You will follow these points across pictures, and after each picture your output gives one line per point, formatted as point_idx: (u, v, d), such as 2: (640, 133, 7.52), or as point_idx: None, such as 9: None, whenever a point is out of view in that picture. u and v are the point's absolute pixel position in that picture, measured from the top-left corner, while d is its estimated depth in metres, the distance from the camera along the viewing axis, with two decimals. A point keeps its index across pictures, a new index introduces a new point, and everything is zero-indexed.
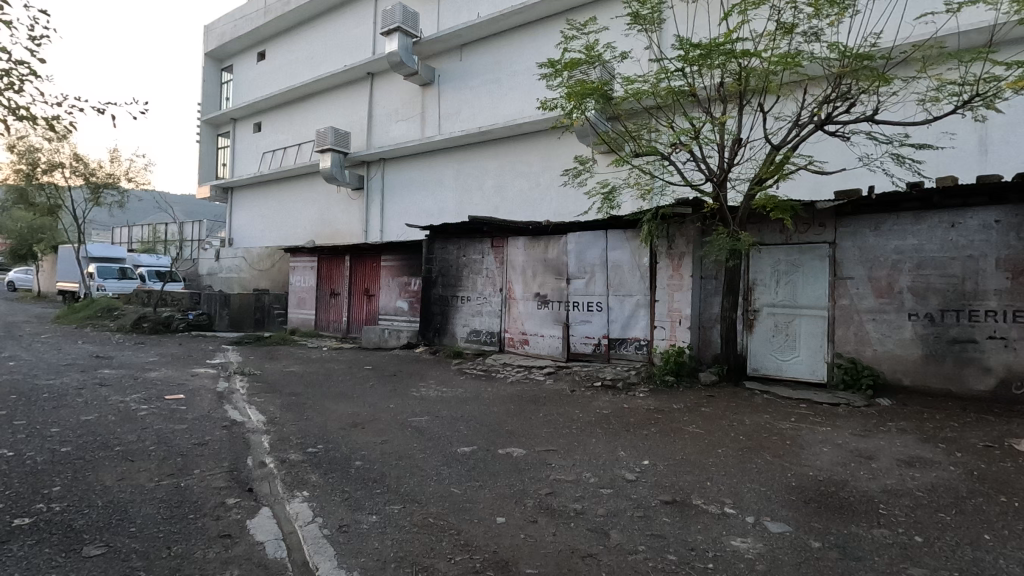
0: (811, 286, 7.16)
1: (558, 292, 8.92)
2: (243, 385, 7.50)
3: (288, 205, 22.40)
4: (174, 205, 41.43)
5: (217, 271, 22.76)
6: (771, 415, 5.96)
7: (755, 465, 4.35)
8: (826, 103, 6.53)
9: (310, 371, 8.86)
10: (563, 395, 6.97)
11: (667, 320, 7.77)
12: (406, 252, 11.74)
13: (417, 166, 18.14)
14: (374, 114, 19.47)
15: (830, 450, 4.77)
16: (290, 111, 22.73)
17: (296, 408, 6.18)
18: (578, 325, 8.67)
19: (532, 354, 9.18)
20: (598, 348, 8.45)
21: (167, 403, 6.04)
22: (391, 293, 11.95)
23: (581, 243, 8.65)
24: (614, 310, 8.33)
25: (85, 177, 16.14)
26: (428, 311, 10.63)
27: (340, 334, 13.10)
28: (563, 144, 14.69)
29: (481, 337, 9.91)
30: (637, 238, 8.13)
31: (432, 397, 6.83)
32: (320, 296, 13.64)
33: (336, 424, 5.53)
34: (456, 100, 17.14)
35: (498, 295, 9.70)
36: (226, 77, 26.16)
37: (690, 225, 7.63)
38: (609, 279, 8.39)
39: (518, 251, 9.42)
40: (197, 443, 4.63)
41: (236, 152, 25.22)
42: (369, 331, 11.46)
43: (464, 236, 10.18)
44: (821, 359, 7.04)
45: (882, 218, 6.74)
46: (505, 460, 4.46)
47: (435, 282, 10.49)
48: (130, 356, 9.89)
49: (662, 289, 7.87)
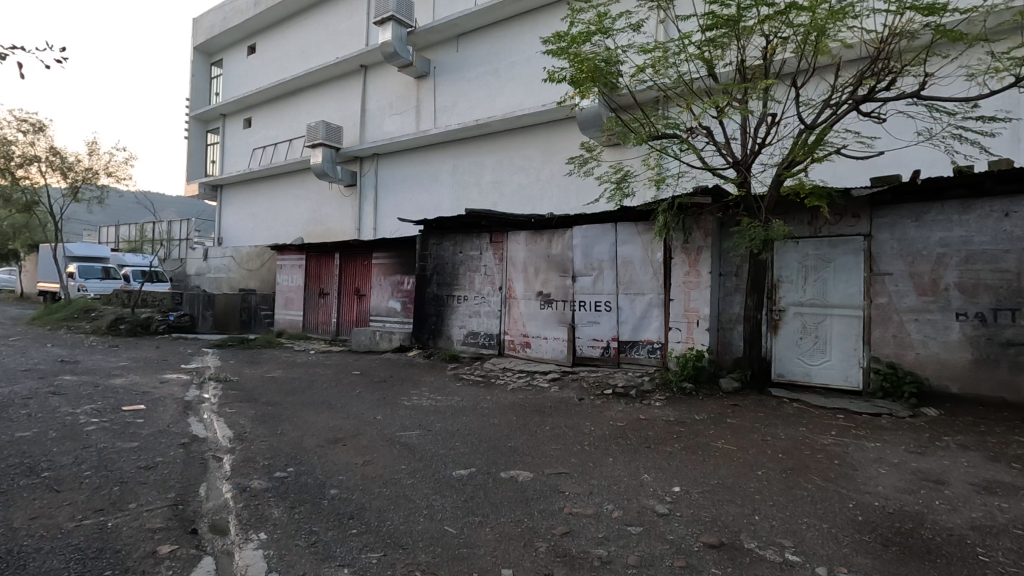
0: (844, 284, 6.49)
1: (562, 290, 8.22)
2: (215, 393, 6.77)
3: (278, 203, 21.66)
4: (163, 204, 40.62)
5: (205, 271, 22.03)
6: (808, 427, 5.27)
7: (806, 492, 3.66)
8: (865, 78, 5.84)
9: (293, 376, 8.13)
10: (571, 404, 6.27)
11: (683, 321, 7.11)
12: (400, 250, 11.05)
13: (412, 161, 17.45)
14: (367, 108, 18.76)
15: (888, 471, 4.09)
16: (281, 105, 22.00)
17: (271, 421, 5.46)
18: (585, 327, 7.96)
19: (534, 358, 8.47)
20: (607, 352, 7.74)
21: (123, 416, 5.31)
22: (383, 293, 11.23)
23: (587, 237, 7.96)
24: (624, 311, 7.63)
25: (63, 172, 15.40)
26: (422, 312, 9.93)
27: (329, 336, 12.37)
28: (565, 137, 14.01)
29: (478, 340, 9.20)
30: (649, 232, 7.46)
31: (424, 407, 6.11)
32: (308, 296, 12.91)
33: (313, 440, 4.81)
34: (453, 92, 16.46)
35: (497, 294, 9.00)
36: (215, 72, 25.42)
37: (709, 216, 6.95)
38: (618, 277, 7.70)
39: (519, 247, 8.73)
40: (144, 467, 3.90)
41: (226, 148, 24.47)
42: (359, 334, 10.74)
43: (460, 232, 9.48)
44: (855, 363, 6.38)
45: (925, 207, 6.07)
46: (510, 486, 3.75)
47: (430, 281, 9.80)
48: (99, 360, 9.14)
49: (677, 287, 7.19)
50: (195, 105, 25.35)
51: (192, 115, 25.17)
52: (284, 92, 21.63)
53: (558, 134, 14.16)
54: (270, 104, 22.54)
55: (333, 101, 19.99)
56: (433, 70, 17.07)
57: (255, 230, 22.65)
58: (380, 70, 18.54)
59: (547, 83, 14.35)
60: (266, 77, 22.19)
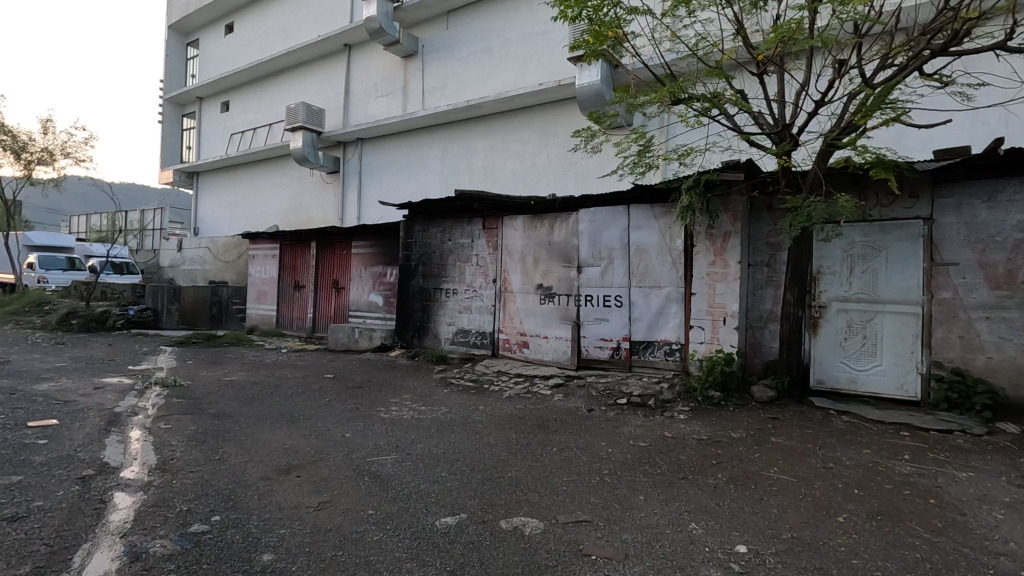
0: (899, 276, 5.54)
1: (565, 283, 7.20)
2: (156, 401, 5.71)
3: (257, 191, 20.46)
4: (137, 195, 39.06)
5: (179, 263, 20.92)
6: (874, 449, 4.32)
7: (918, 554, 2.68)
8: (940, 26, 4.78)
9: (255, 380, 7.07)
10: (580, 417, 5.27)
11: (707, 318, 6.14)
12: (382, 238, 9.98)
13: (399, 146, 16.33)
14: (351, 89, 17.59)
15: (1009, 515, 3.13)
16: (260, 88, 20.77)
17: (211, 440, 4.40)
18: (591, 325, 6.94)
19: (533, 359, 7.45)
20: (617, 354, 6.74)
21: (22, 435, 4.23)
22: (363, 286, 10.18)
23: (595, 222, 6.95)
24: (638, 306, 6.63)
25: (15, 153, 14.09)
26: (407, 307, 8.86)
27: (304, 333, 11.26)
28: (563, 120, 13.00)
29: (469, 338, 8.17)
30: (667, 216, 6.46)
31: (405, 421, 5.08)
32: (282, 289, 11.79)
33: (258, 468, 3.77)
34: (443, 72, 15.34)
35: (491, 288, 7.97)
36: (192, 54, 24.14)
37: (738, 196, 5.98)
38: (631, 268, 6.70)
39: (516, 234, 7.70)
40: (8, 517, 2.84)
41: (202, 134, 23.17)
42: (336, 331, 9.68)
43: (449, 217, 8.44)
44: (911, 369, 5.45)
45: (999, 185, 5.13)
46: (513, 545, 2.74)
47: (415, 272, 8.74)
48: (35, 360, 7.99)
49: (700, 280, 6.22)
50: (169, 87, 24.01)
51: (166, 98, 23.83)
52: (263, 73, 20.38)
53: (556, 117, 13.13)
54: (249, 86, 21.28)
55: (315, 83, 18.80)
56: (422, 49, 15.93)
57: (232, 220, 21.40)
58: (365, 49, 17.39)
59: (545, 61, 13.29)
60: (244, 58, 20.90)
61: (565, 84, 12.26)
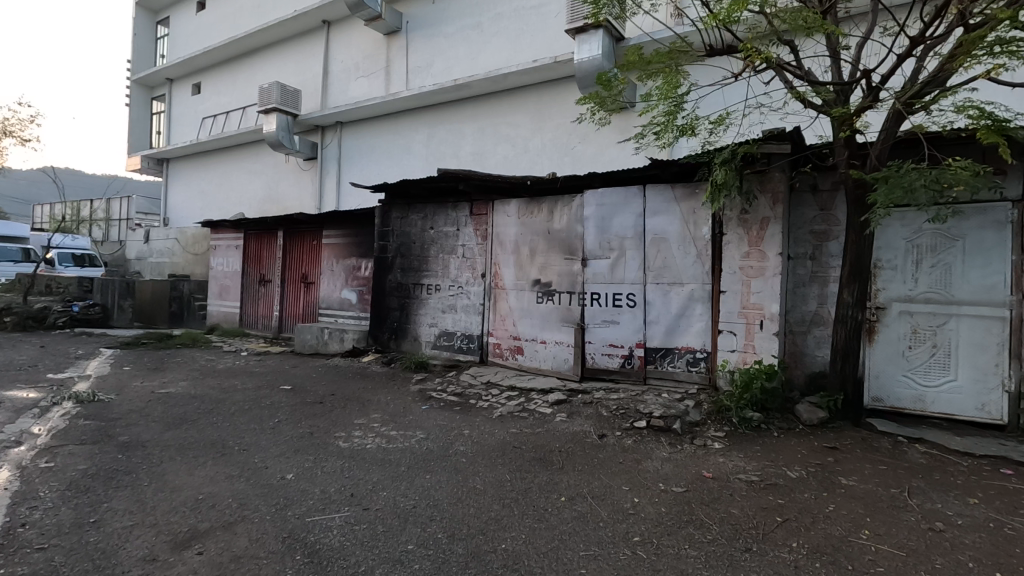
0: (980, 273, 4.52)
1: (567, 278, 6.10)
2: (56, 424, 4.53)
3: (230, 179, 19.12)
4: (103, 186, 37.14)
5: (146, 255, 19.60)
6: (983, 497, 3.30)
7: None
8: None
9: (195, 392, 5.91)
10: (591, 449, 4.19)
11: (739, 322, 5.13)
12: (356, 227, 8.81)
13: (381, 130, 15.12)
14: (330, 69, 16.32)
15: None
16: (233, 69, 19.42)
17: (98, 488, 3.25)
18: (597, 328, 5.85)
19: (528, 368, 6.35)
20: (628, 363, 5.65)
21: None
22: (335, 281, 9.01)
23: (603, 206, 5.83)
24: (655, 307, 5.55)
25: None
26: (383, 305, 7.72)
27: (269, 333, 10.06)
28: (559, 101, 11.89)
29: (454, 342, 7.06)
30: (691, 198, 5.40)
31: (369, 456, 3.97)
32: (246, 283, 10.57)
33: (143, 542, 2.63)
34: (429, 49, 14.15)
35: (479, 284, 6.86)
36: (161, 32, 22.62)
37: (779, 174, 4.96)
38: (646, 261, 5.61)
39: (509, 221, 6.59)
40: None
41: (172, 117, 21.73)
42: (303, 333, 8.52)
43: (430, 201, 7.30)
44: (995, 386, 4.45)
45: None
46: None
47: (392, 265, 7.61)
48: None
49: (730, 275, 5.18)
50: (137, 68, 22.51)
51: (133, 79, 22.32)
52: (237, 52, 18.99)
53: (551, 98, 12.02)
54: (222, 67, 19.87)
55: (291, 63, 17.49)
56: (405, 25, 14.70)
57: (203, 209, 20.02)
58: (346, 26, 16.11)
59: (539, 36, 12.15)
60: (215, 35, 19.47)
61: (561, 61, 11.14)
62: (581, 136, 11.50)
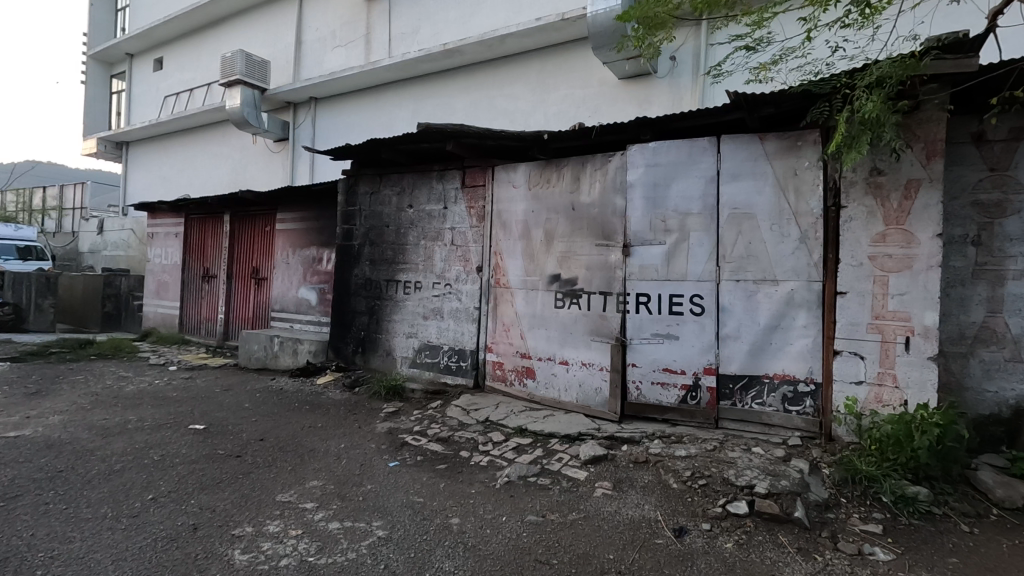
0: None
1: (599, 273, 4.31)
2: None
3: (192, 164, 17.14)
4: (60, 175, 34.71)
5: (101, 248, 17.59)
6: None
7: None
8: None
9: (58, 437, 4.04)
10: (672, 567, 2.41)
11: (870, 339, 3.39)
12: (316, 208, 6.97)
13: (359, 106, 13.25)
14: (302, 39, 14.39)
15: None
16: (197, 41, 17.40)
17: None
18: (645, 345, 4.07)
19: (541, 398, 4.57)
20: (692, 398, 3.89)
21: None
22: (291, 277, 7.16)
23: (655, 167, 4.06)
24: (733, 316, 3.78)
25: None
26: (346, 309, 5.90)
27: (213, 341, 8.19)
28: (565, 70, 10.09)
29: (439, 359, 5.25)
30: (790, 154, 3.65)
31: None
32: (187, 279, 8.67)
33: None
34: (414, 12, 12.29)
35: (474, 281, 5.06)
36: (121, 4, 20.49)
37: (938, 114, 3.22)
38: (720, 248, 3.84)
39: (516, 194, 4.80)
40: None
41: (131, 96, 19.65)
42: (248, 343, 6.68)
43: (409, 171, 5.49)
44: None
45: None
46: None
47: (359, 255, 5.80)
48: None
49: (854, 268, 3.45)
50: (94, 41, 20.38)
51: (89, 54, 20.16)
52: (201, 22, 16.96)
53: (555, 66, 10.21)
54: (185, 39, 17.81)
55: (260, 33, 15.51)
56: None
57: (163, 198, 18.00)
58: None
59: None
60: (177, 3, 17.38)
61: (570, 18, 9.31)
62: (592, 107, 9.71)
